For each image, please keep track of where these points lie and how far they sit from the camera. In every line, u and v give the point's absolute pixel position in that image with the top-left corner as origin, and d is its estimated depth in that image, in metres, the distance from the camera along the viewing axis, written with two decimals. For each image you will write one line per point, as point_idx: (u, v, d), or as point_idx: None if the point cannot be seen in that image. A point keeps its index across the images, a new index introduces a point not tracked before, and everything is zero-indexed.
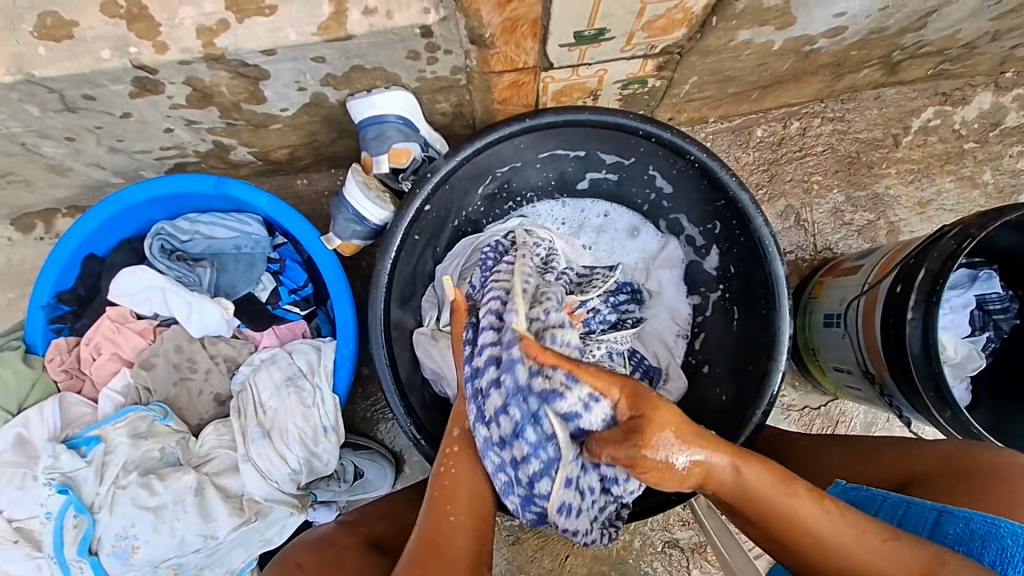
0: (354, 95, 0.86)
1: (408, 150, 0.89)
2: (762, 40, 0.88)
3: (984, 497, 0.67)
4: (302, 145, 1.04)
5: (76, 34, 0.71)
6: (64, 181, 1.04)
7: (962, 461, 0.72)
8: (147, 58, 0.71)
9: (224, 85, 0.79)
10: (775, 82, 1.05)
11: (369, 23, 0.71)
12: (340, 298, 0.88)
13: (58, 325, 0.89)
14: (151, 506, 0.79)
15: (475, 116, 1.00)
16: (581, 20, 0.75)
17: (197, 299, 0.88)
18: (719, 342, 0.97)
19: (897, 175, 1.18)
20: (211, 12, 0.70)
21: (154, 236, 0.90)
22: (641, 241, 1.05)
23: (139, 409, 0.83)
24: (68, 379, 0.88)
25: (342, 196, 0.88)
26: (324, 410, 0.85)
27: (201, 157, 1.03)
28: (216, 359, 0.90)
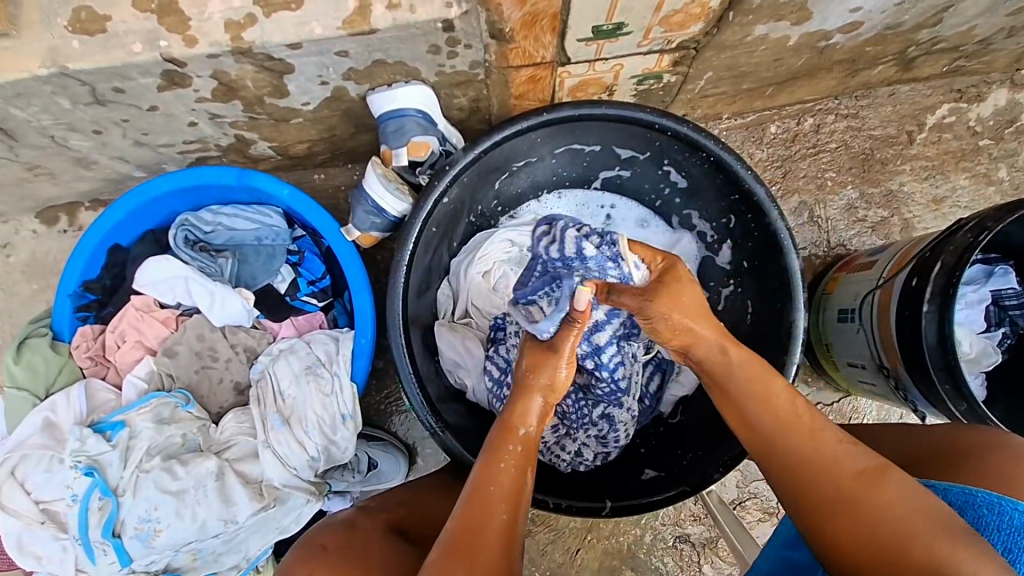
0: (375, 89, 0.88)
1: (427, 143, 0.90)
2: (777, 36, 0.89)
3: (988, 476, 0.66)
4: (321, 140, 1.05)
5: (109, 28, 0.73)
6: (89, 174, 1.06)
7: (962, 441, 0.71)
8: (176, 52, 0.73)
9: (249, 79, 0.81)
10: (790, 79, 1.06)
11: (393, 17, 0.72)
12: (358, 290, 0.89)
13: (83, 314, 0.90)
14: (174, 491, 0.81)
15: (492, 112, 1.02)
16: (600, 14, 0.76)
17: (217, 289, 0.89)
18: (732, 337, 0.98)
19: (912, 172, 1.18)
20: (239, 6, 0.72)
21: (179, 227, 0.91)
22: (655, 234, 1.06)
23: (162, 396, 0.84)
24: (92, 366, 0.89)
25: (362, 188, 0.89)
26: (342, 400, 0.87)
27: (222, 151, 1.05)
28: (236, 348, 0.91)
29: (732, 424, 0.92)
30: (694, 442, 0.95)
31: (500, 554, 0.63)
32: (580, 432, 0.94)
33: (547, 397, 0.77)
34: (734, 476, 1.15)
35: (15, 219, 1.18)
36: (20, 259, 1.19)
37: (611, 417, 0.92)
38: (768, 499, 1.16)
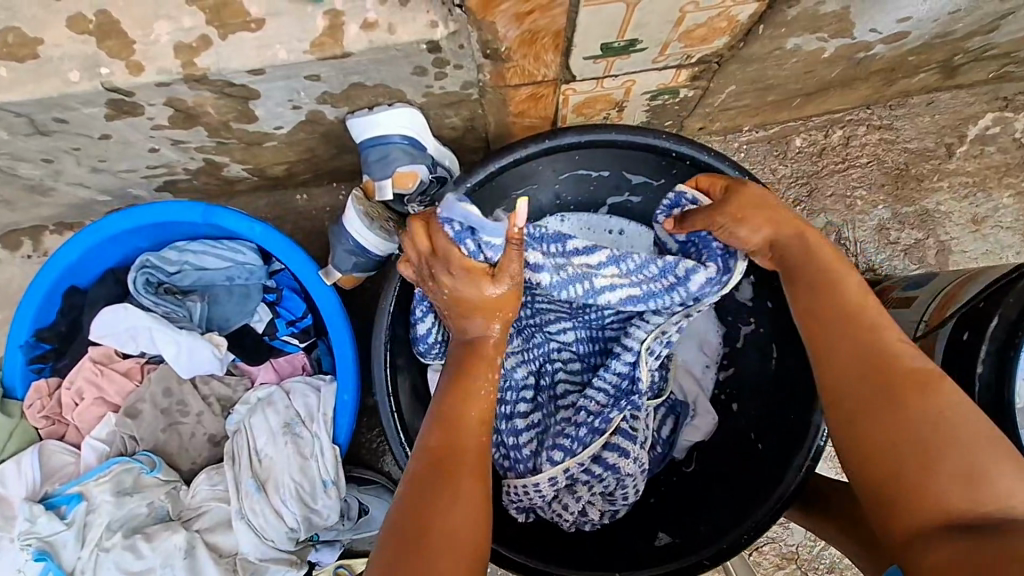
0: (355, 113, 0.78)
1: (414, 172, 0.79)
2: (812, 48, 0.78)
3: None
4: (300, 162, 0.95)
5: (41, 53, 0.63)
6: (47, 200, 0.97)
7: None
8: (120, 80, 0.63)
9: (210, 105, 0.71)
10: (821, 90, 0.95)
11: (369, 38, 0.62)
12: (340, 338, 0.80)
13: (38, 365, 0.81)
14: (137, 570, 0.73)
15: (488, 131, 0.91)
16: (610, 31, 0.65)
17: (185, 338, 0.80)
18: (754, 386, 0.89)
19: (950, 189, 1.08)
20: (190, 26, 0.62)
21: (138, 270, 0.82)
22: None
23: (124, 461, 0.76)
24: (49, 426, 0.81)
25: (342, 226, 0.80)
26: (324, 461, 0.79)
27: (192, 174, 0.95)
28: (208, 400, 0.83)
29: (754, 484, 0.83)
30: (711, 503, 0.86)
31: (453, 524, 0.54)
32: (584, 491, 0.84)
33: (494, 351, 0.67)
34: None
35: None
36: None
37: (619, 473, 0.84)
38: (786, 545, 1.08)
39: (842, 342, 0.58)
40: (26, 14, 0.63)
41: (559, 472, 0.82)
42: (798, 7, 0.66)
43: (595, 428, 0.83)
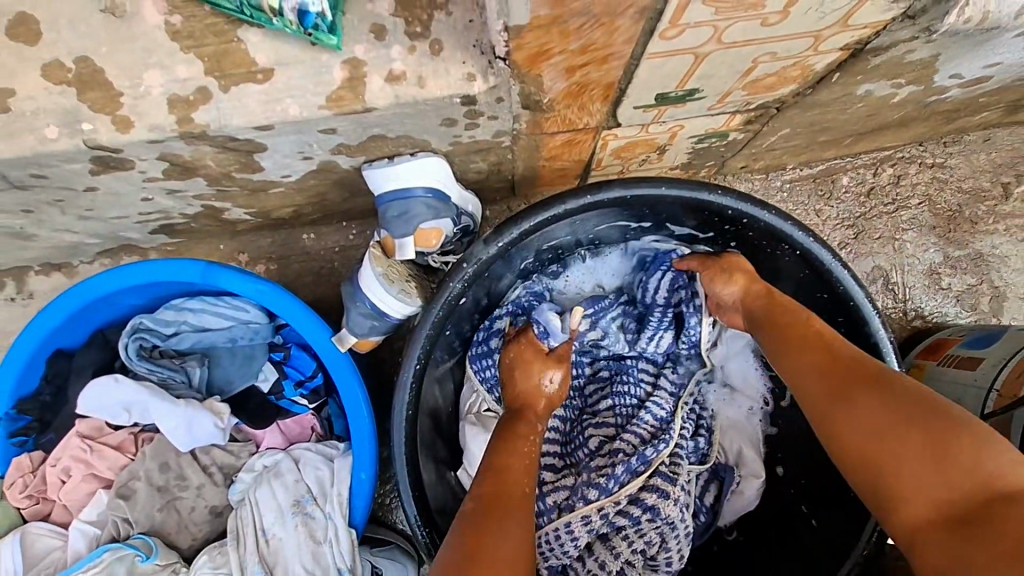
0: (372, 162, 0.69)
1: (439, 229, 0.71)
2: (881, 94, 0.70)
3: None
4: (308, 204, 0.87)
5: (12, 107, 0.54)
6: (31, 244, 0.88)
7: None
8: (106, 138, 0.55)
9: (209, 159, 0.63)
10: (876, 130, 0.87)
11: (395, 92, 0.54)
12: (354, 412, 0.71)
13: (20, 437, 0.73)
14: None
15: (516, 173, 0.83)
16: (669, 82, 0.57)
17: (183, 412, 0.72)
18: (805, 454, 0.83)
19: (1007, 232, 1.00)
20: (186, 77, 0.53)
21: (131, 335, 0.74)
22: None
23: (116, 547, 0.68)
24: (32, 507, 0.73)
25: (358, 286, 0.71)
26: (337, 543, 0.71)
27: (189, 218, 0.87)
28: (209, 470, 0.76)
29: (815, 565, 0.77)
30: None
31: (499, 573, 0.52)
32: (624, 546, 0.75)
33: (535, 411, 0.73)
34: None
35: None
36: None
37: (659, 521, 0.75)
38: None
39: (821, 369, 0.58)
40: None
41: (594, 512, 0.74)
42: (883, 56, 0.58)
43: (633, 467, 0.76)
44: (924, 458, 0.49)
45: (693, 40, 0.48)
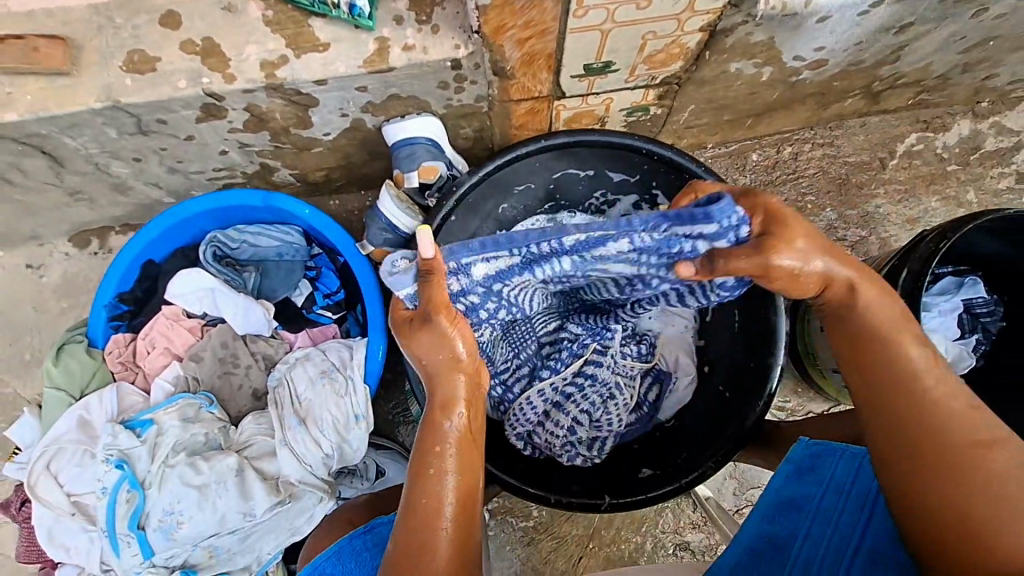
0: (389, 121, 0.98)
1: (435, 167, 0.98)
2: (751, 72, 0.99)
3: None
4: (337, 167, 1.15)
5: (158, 68, 0.83)
6: (124, 199, 1.16)
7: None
8: (217, 87, 0.83)
9: (278, 111, 0.91)
10: (766, 111, 1.16)
11: (408, 57, 0.82)
12: (372, 300, 0.96)
13: (116, 323, 0.97)
14: (197, 484, 0.86)
15: (494, 140, 1.11)
16: (590, 54, 0.86)
17: (242, 298, 0.97)
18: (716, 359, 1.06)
19: (886, 195, 1.27)
20: (273, 49, 0.82)
21: (208, 244, 1.00)
22: None
23: (188, 396, 0.91)
24: (123, 371, 0.96)
25: (376, 208, 0.99)
26: (355, 400, 0.93)
27: (247, 178, 1.14)
28: (256, 356, 0.98)
29: (727, 424, 0.99)
30: (687, 443, 1.04)
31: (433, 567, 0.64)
32: (574, 409, 1.03)
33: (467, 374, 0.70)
34: (730, 485, 1.23)
35: (51, 242, 1.28)
36: (53, 280, 1.28)
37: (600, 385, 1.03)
38: None
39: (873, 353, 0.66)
40: (148, 40, 0.83)
41: (547, 386, 1.02)
42: (732, 37, 0.87)
43: (575, 351, 1.03)
44: (937, 462, 0.60)
45: (596, 18, 0.77)
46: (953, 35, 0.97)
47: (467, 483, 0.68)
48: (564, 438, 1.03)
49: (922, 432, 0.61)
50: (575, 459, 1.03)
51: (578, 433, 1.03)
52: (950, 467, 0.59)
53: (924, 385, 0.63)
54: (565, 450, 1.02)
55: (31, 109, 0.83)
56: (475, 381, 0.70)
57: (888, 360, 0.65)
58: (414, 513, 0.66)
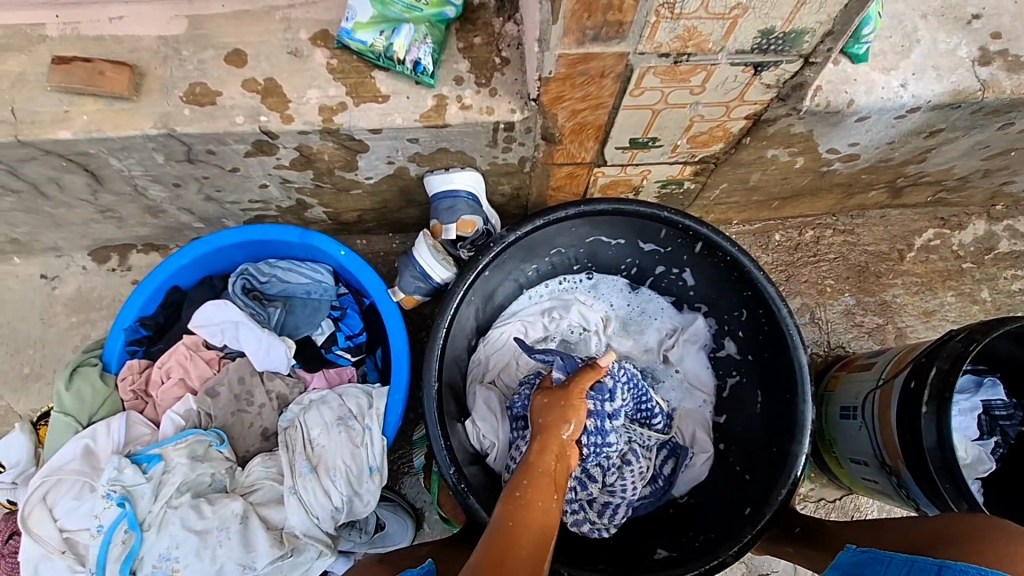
0: (433, 172, 0.99)
1: (474, 221, 0.99)
2: (786, 159, 1.02)
3: (1008, 563, 0.69)
4: (370, 210, 1.16)
5: (218, 102, 0.84)
6: (154, 221, 1.15)
7: (969, 522, 0.75)
8: (274, 126, 0.84)
9: (327, 153, 0.92)
10: (794, 195, 1.19)
11: (465, 115, 0.85)
12: (398, 347, 0.96)
13: (133, 347, 0.95)
14: (197, 530, 0.82)
15: (529, 199, 1.13)
16: (638, 128, 0.88)
17: (266, 335, 0.95)
18: (738, 441, 1.06)
19: (904, 286, 1.29)
20: (334, 95, 0.85)
21: (239, 275, 0.99)
22: (660, 311, 1.18)
23: (199, 433, 0.87)
24: (133, 400, 0.93)
25: (411, 255, 1.00)
26: (372, 451, 0.90)
27: (280, 212, 1.15)
28: (271, 395, 0.96)
29: (746, 510, 0.97)
30: (705, 526, 1.01)
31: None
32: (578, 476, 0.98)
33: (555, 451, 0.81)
34: (739, 569, 1.18)
35: (68, 254, 1.26)
36: (66, 293, 1.26)
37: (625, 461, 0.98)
38: None
39: None
40: (212, 74, 0.85)
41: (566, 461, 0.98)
42: (775, 126, 0.90)
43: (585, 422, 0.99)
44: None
45: (651, 98, 0.80)
46: (979, 144, 1.02)
47: (544, 532, 0.71)
48: (574, 496, 0.98)
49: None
50: (582, 524, 0.98)
51: (590, 492, 0.97)
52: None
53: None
54: (572, 510, 0.98)
55: (85, 128, 0.84)
56: (562, 451, 0.82)
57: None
58: (507, 531, 0.70)
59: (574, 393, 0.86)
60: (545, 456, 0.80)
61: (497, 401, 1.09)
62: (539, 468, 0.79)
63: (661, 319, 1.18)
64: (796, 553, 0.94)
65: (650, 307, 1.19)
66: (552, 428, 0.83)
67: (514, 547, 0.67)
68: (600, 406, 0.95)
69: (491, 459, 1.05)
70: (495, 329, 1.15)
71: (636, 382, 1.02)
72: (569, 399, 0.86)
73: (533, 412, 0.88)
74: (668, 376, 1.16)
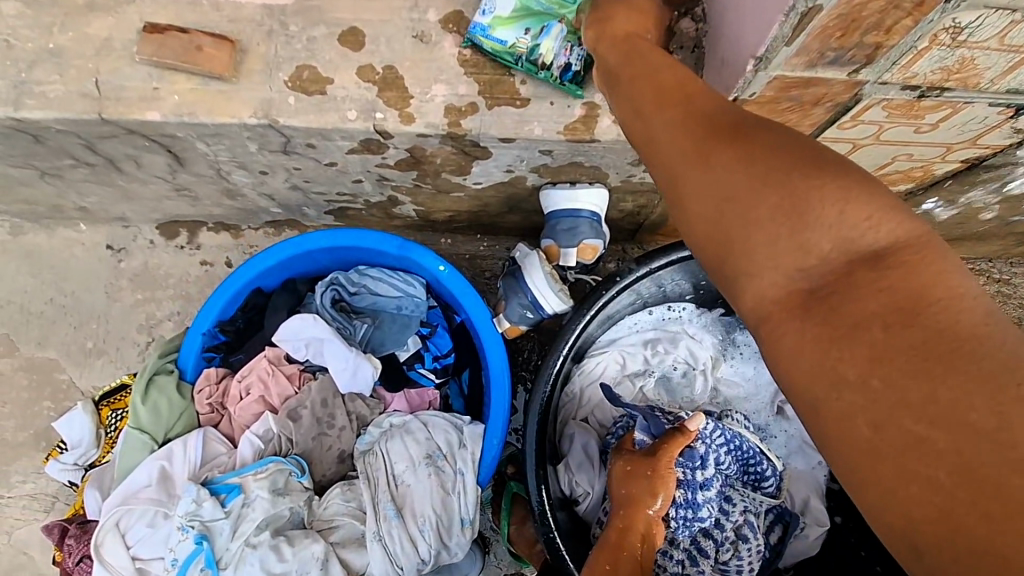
0: (555, 185, 0.85)
1: (596, 247, 0.86)
2: (976, 205, 0.85)
3: None
4: (466, 212, 1.03)
5: (328, 91, 0.71)
6: (230, 202, 1.05)
7: None
8: (391, 125, 0.71)
9: (441, 156, 0.79)
10: (958, 238, 1.01)
11: (617, 131, 0.71)
12: (499, 383, 0.84)
13: (210, 354, 0.86)
14: (277, 573, 0.74)
15: (649, 217, 0.99)
16: None
17: (355, 356, 0.85)
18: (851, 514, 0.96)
19: None
20: (464, 94, 0.71)
21: (328, 286, 0.89)
22: None
23: (280, 461, 0.79)
24: (209, 413, 0.85)
25: (523, 281, 0.86)
26: (464, 499, 0.81)
27: (367, 206, 1.03)
28: (351, 417, 0.87)
29: None
30: None
31: None
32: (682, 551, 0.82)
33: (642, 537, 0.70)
34: None
35: (136, 226, 1.18)
36: (132, 267, 1.18)
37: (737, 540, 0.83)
38: None
39: (707, 140, 0.47)
40: (323, 57, 0.71)
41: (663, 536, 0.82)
42: (991, 172, 0.73)
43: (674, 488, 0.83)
44: (834, 176, 0.43)
45: (861, 132, 0.64)
46: None
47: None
48: (682, 572, 0.82)
49: (735, 116, 0.48)
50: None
51: (702, 571, 0.81)
52: (911, 444, 0.36)
53: (831, 184, 0.42)
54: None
55: (176, 111, 0.72)
56: (646, 535, 0.70)
57: (698, 194, 0.47)
58: None
59: (663, 464, 0.72)
60: (629, 542, 0.69)
61: (594, 445, 0.97)
62: (623, 555, 0.68)
63: None
64: None
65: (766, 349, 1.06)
66: (635, 503, 0.72)
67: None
68: (691, 475, 0.80)
69: (582, 508, 0.95)
70: (592, 360, 1.02)
71: (740, 442, 0.86)
72: (656, 470, 0.72)
73: (614, 479, 0.76)
74: (782, 431, 1.04)
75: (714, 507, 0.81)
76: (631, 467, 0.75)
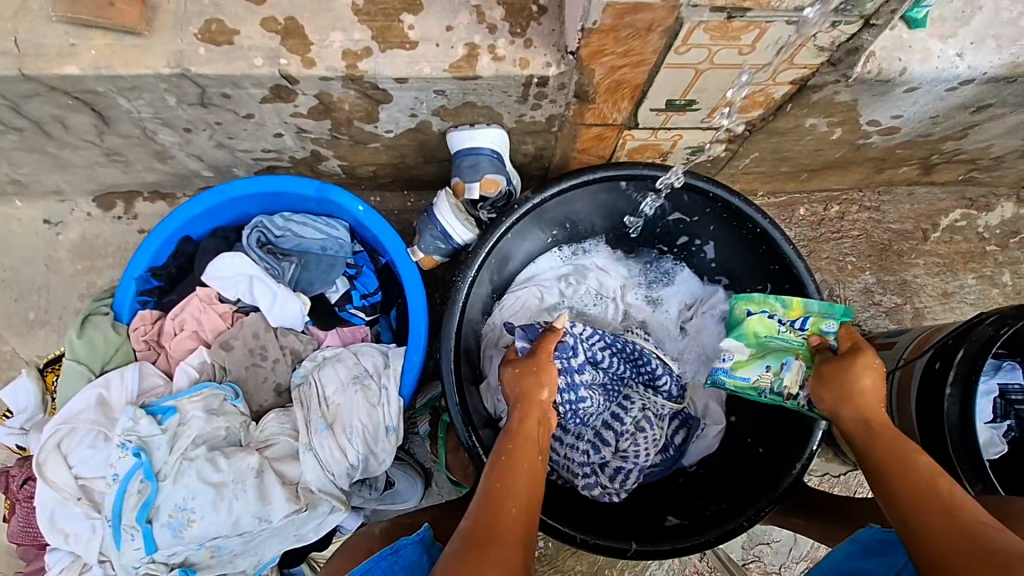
0: (457, 127, 0.95)
1: (498, 181, 0.96)
2: (823, 130, 0.98)
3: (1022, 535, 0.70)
4: (387, 165, 1.12)
5: (235, 41, 0.79)
6: (161, 167, 1.11)
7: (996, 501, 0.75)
8: (294, 70, 0.79)
9: (348, 102, 0.88)
10: (825, 167, 1.15)
11: (496, 67, 0.80)
12: (416, 307, 0.94)
13: (144, 298, 0.93)
14: (213, 482, 0.82)
15: (552, 160, 1.09)
16: (677, 89, 0.83)
17: (282, 292, 0.93)
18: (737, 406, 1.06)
19: (925, 266, 1.27)
20: (359, 39, 0.80)
21: (253, 228, 0.96)
22: (681, 280, 1.15)
23: (214, 387, 0.87)
24: (146, 350, 0.92)
25: (432, 214, 0.98)
26: (389, 410, 0.90)
27: (293, 163, 1.10)
28: (284, 350, 0.94)
29: (757, 486, 0.98)
30: (716, 495, 1.02)
31: (509, 553, 0.62)
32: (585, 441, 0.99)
33: (537, 416, 0.81)
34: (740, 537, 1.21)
35: (72, 199, 1.22)
36: (70, 239, 1.23)
37: (632, 429, 1.00)
38: (769, 563, 1.21)
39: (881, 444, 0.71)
40: (229, 11, 0.79)
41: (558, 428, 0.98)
42: (819, 93, 0.86)
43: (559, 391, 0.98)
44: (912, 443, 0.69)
45: (696, 56, 0.76)
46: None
47: (531, 496, 0.71)
48: (586, 460, 0.99)
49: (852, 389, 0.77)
50: (593, 489, 0.98)
51: (603, 456, 0.99)
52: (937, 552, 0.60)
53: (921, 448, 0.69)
54: (583, 474, 0.99)
55: (94, 64, 0.78)
56: (542, 417, 0.82)
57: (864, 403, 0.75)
58: (490, 501, 0.69)
59: (544, 358, 0.86)
60: (528, 423, 0.80)
61: None
62: (522, 433, 0.79)
63: (680, 288, 1.15)
64: (809, 527, 0.99)
65: (668, 277, 1.15)
66: (528, 393, 0.82)
67: (505, 509, 0.68)
68: (568, 363, 0.95)
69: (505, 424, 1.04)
70: (507, 297, 1.11)
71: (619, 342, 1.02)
72: (541, 363, 0.85)
73: (505, 382, 0.86)
74: (685, 348, 1.13)
75: (594, 392, 0.98)
76: (519, 368, 0.85)
